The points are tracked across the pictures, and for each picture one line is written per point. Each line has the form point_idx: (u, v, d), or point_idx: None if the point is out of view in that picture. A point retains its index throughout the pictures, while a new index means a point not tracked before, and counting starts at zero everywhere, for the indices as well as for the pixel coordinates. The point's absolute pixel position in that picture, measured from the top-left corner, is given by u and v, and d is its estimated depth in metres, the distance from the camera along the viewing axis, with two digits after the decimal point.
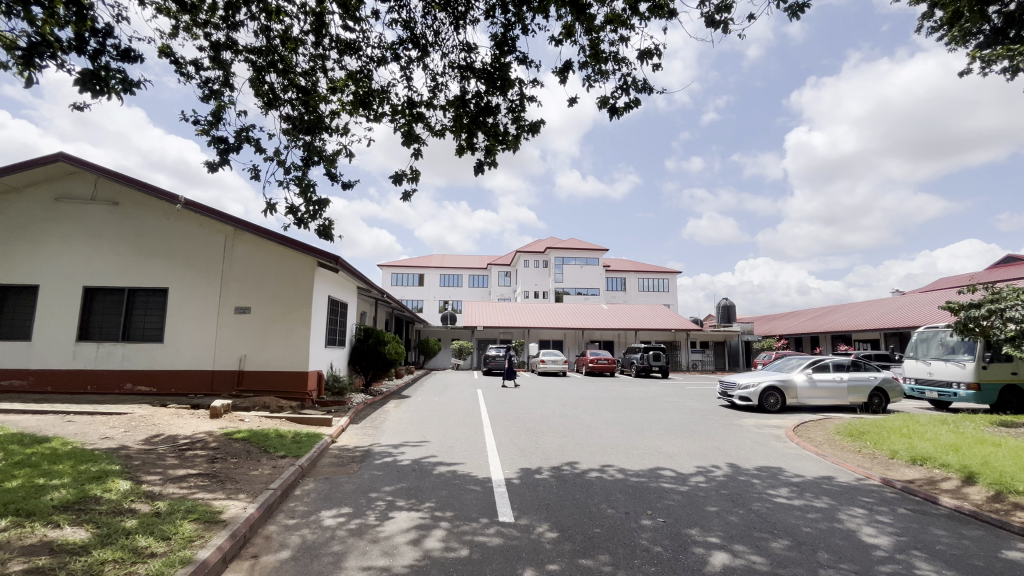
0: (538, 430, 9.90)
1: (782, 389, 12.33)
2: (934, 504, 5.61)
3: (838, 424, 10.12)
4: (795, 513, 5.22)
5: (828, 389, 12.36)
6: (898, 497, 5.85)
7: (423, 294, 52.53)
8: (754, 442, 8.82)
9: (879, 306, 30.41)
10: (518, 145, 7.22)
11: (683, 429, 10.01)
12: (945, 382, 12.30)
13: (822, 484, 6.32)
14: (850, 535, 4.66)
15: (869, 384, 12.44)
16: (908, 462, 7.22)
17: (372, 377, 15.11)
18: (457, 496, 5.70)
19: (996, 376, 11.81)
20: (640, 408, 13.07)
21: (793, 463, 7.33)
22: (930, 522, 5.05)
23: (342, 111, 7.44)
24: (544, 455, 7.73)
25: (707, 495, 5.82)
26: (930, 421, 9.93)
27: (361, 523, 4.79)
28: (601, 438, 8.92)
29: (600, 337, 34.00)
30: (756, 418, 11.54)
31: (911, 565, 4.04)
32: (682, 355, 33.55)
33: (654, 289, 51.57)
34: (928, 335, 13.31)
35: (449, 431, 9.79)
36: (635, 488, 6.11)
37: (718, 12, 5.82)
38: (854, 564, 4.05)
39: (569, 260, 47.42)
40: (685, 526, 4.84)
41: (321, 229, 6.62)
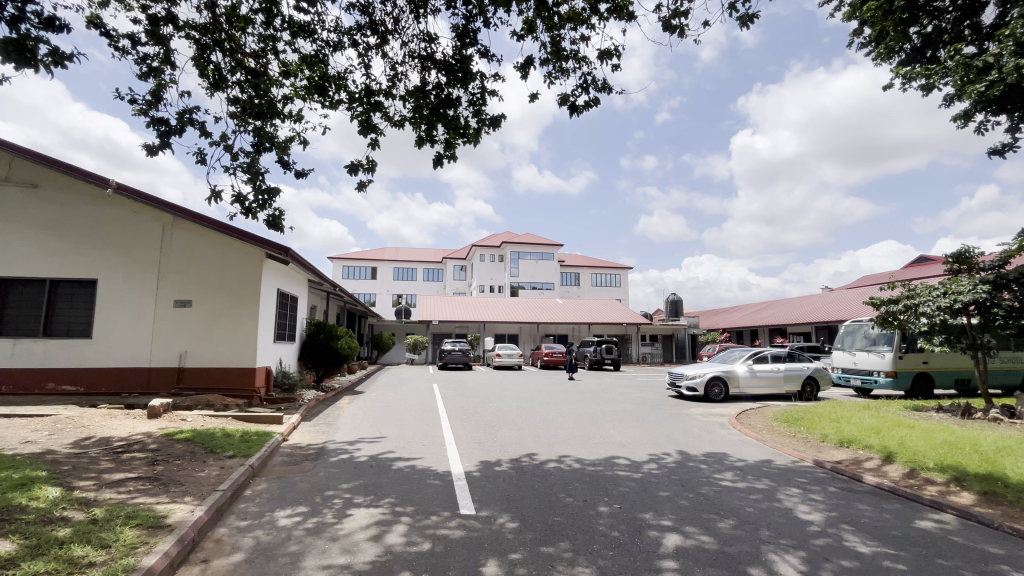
0: (495, 423, 9.96)
1: (725, 379, 13.06)
2: (859, 482, 6.16)
3: (776, 411, 10.80)
4: (740, 494, 5.57)
5: (766, 379, 13.20)
6: (828, 476, 6.38)
7: (376, 287, 51.48)
8: (701, 430, 9.29)
9: (810, 301, 32.61)
10: (478, 139, 7.24)
11: (635, 419, 10.36)
12: (868, 371, 13.44)
13: (762, 467, 6.78)
14: (788, 513, 5.04)
15: (803, 374, 13.38)
16: (836, 444, 7.87)
17: (325, 373, 14.66)
18: (417, 491, 5.67)
19: (910, 365, 13.01)
20: (594, 400, 13.41)
21: (736, 449, 7.79)
22: (855, 498, 5.54)
23: (295, 96, 7.16)
24: (502, 448, 7.79)
25: (659, 481, 6.10)
26: (855, 407, 10.81)
27: (319, 522, 4.67)
28: (557, 430, 9.11)
29: (554, 331, 34.52)
30: (702, 407, 12.14)
31: (841, 538, 4.43)
32: (633, 348, 34.69)
33: (606, 285, 52.72)
34: (853, 328, 14.48)
35: (406, 426, 9.65)
36: (592, 476, 6.31)
37: (674, 16, 6.08)
38: (792, 539, 4.40)
39: (525, 256, 47.77)
40: (640, 511, 5.06)
41: (270, 220, 6.35)
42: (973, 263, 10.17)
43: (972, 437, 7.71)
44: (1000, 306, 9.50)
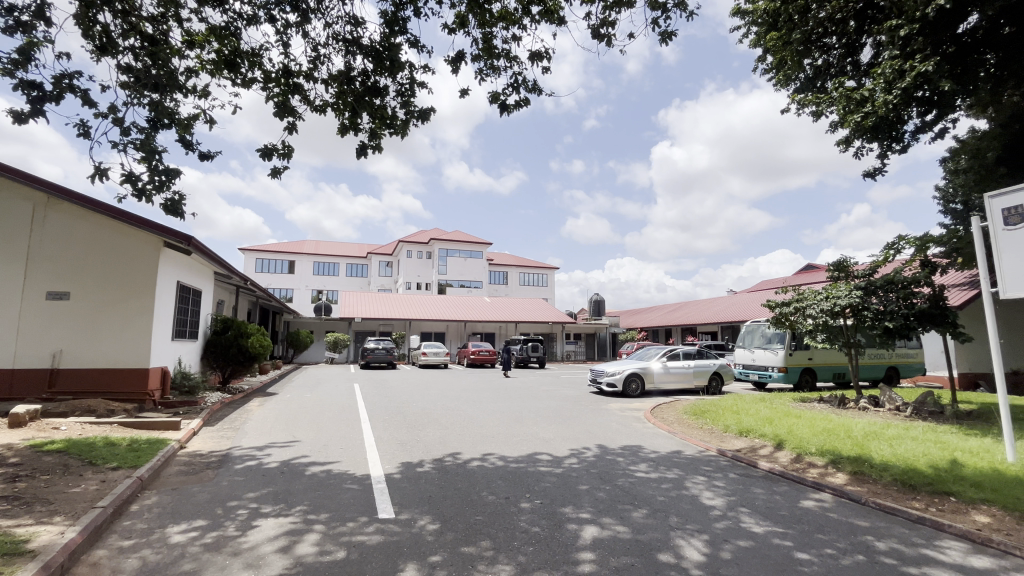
0: (419, 423, 9.75)
1: (642, 375, 13.79)
2: (754, 468, 6.76)
3: (686, 405, 11.59)
4: (652, 485, 5.89)
5: (678, 374, 14.12)
6: (729, 464, 6.94)
7: (294, 282, 48.51)
8: (618, 424, 9.73)
9: (717, 303, 35.39)
10: (406, 131, 7.04)
11: (558, 415, 10.63)
12: (764, 366, 14.84)
13: (673, 457, 7.23)
14: (694, 499, 5.41)
15: (709, 370, 14.48)
16: (736, 434, 8.58)
17: (232, 374, 13.49)
18: (332, 497, 5.39)
19: (798, 361, 14.54)
20: (519, 397, 13.59)
21: (650, 441, 8.24)
22: (751, 482, 6.07)
23: (201, 70, 6.52)
24: (425, 448, 7.64)
25: (579, 475, 6.29)
26: (753, 399, 11.88)
27: (219, 536, 4.28)
28: (481, 428, 9.11)
29: (481, 330, 34.55)
30: (620, 402, 12.72)
31: (739, 520, 4.82)
32: (557, 346, 35.65)
33: (533, 284, 53.63)
34: (753, 327, 15.93)
35: (323, 428, 9.16)
36: (514, 473, 6.37)
37: (603, 26, 6.33)
38: (697, 524, 4.71)
39: (453, 253, 47.34)
40: (560, 505, 5.17)
41: (167, 204, 5.71)
42: (849, 271, 11.53)
43: (846, 425, 8.76)
44: (870, 309, 10.87)
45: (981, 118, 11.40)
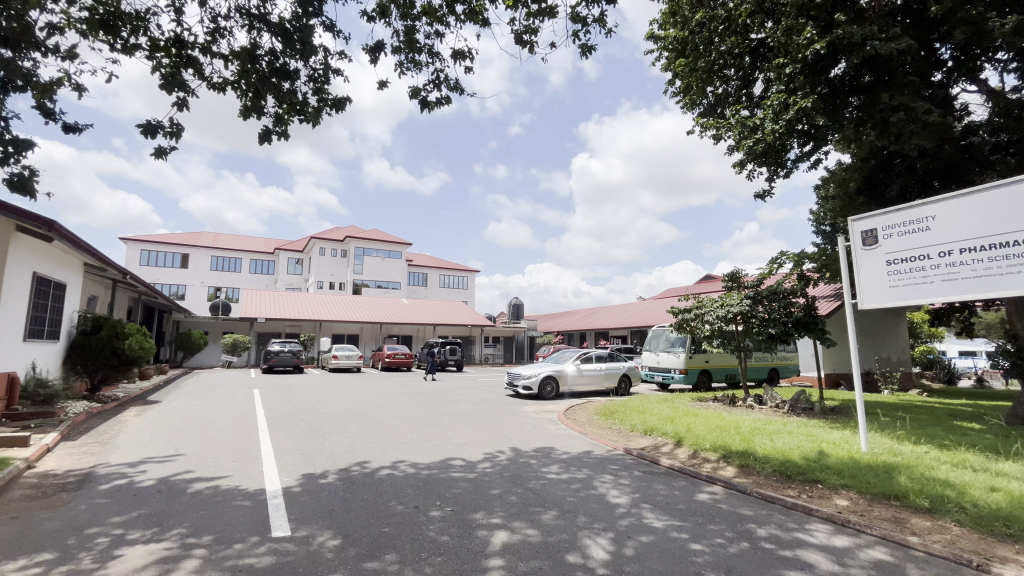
0: (325, 430, 9.16)
1: (556, 378, 14.13)
2: (656, 464, 7.15)
3: (597, 406, 12.05)
4: (562, 486, 6.00)
5: (590, 377, 14.66)
6: (634, 462, 7.29)
7: (187, 278, 43.80)
8: (532, 426, 9.86)
9: (628, 309, 37.45)
10: (318, 120, 6.59)
11: (473, 419, 10.54)
12: (667, 368, 15.91)
13: (582, 457, 7.44)
14: (601, 498, 5.58)
15: (619, 372, 15.20)
16: (641, 432, 9.05)
17: (103, 381, 11.78)
18: (218, 516, 4.84)
19: (697, 363, 15.76)
20: (435, 401, 13.32)
21: (562, 442, 8.43)
22: (653, 479, 6.41)
23: (69, 27, 5.61)
24: (330, 458, 7.17)
25: (491, 479, 6.24)
26: (657, 400, 12.65)
27: (69, 571, 3.65)
28: (393, 434, 8.76)
29: (398, 332, 33.57)
30: (535, 405, 12.92)
31: (641, 516, 5.05)
32: (476, 349, 35.60)
33: (453, 286, 53.14)
34: (658, 332, 17.02)
35: (212, 440, 8.27)
36: (425, 481, 6.17)
37: (526, 32, 6.41)
38: (602, 522, 4.86)
39: (370, 252, 45.57)
40: (471, 511, 5.08)
41: (14, 180, 4.82)
42: (740, 282, 12.73)
43: (735, 422, 9.60)
44: (757, 316, 11.92)
45: (846, 152, 13.18)
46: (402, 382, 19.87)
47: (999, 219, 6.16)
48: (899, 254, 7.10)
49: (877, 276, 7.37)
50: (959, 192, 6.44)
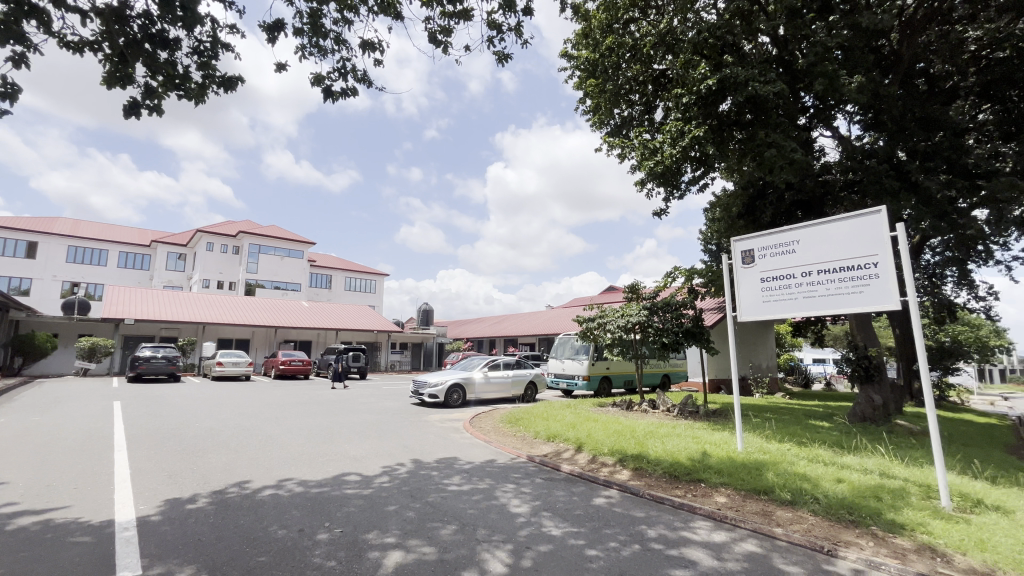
0: (199, 447, 8.12)
1: (463, 386, 13.94)
2: (557, 471, 7.27)
3: (503, 414, 12.07)
4: (463, 498, 5.84)
5: (497, 384, 14.68)
6: (536, 469, 7.34)
7: (31, 270, 37.05)
8: (436, 436, 9.58)
9: (536, 317, 38.41)
10: (202, 98, 5.88)
11: (373, 430, 10.01)
12: (571, 375, 16.46)
13: (485, 467, 7.35)
14: (502, 508, 5.51)
15: (525, 379, 15.41)
16: (544, 439, 9.18)
17: None
18: (45, 558, 4.00)
19: (599, 370, 16.48)
20: (332, 412, 12.48)
21: (465, 452, 8.27)
22: (554, 486, 6.49)
23: None
24: (202, 479, 6.35)
25: (389, 495, 5.90)
26: (561, 406, 12.99)
27: None
28: (281, 450, 8.01)
29: (296, 337, 31.25)
30: (440, 413, 12.62)
31: (540, 525, 5.05)
32: (382, 356, 34.21)
33: (360, 290, 50.74)
34: (564, 340, 17.58)
35: (49, 463, 6.94)
36: (314, 500, 5.67)
37: (441, 33, 6.28)
38: (502, 534, 4.78)
39: (268, 250, 42.06)
40: (363, 531, 4.73)
41: None
42: (639, 294, 13.57)
43: (631, 426, 10.12)
44: (653, 326, 12.80)
45: (730, 180, 14.69)
46: (297, 391, 18.41)
47: (843, 247, 7.05)
48: (770, 273, 7.99)
49: (753, 293, 8.22)
50: (816, 221, 7.34)
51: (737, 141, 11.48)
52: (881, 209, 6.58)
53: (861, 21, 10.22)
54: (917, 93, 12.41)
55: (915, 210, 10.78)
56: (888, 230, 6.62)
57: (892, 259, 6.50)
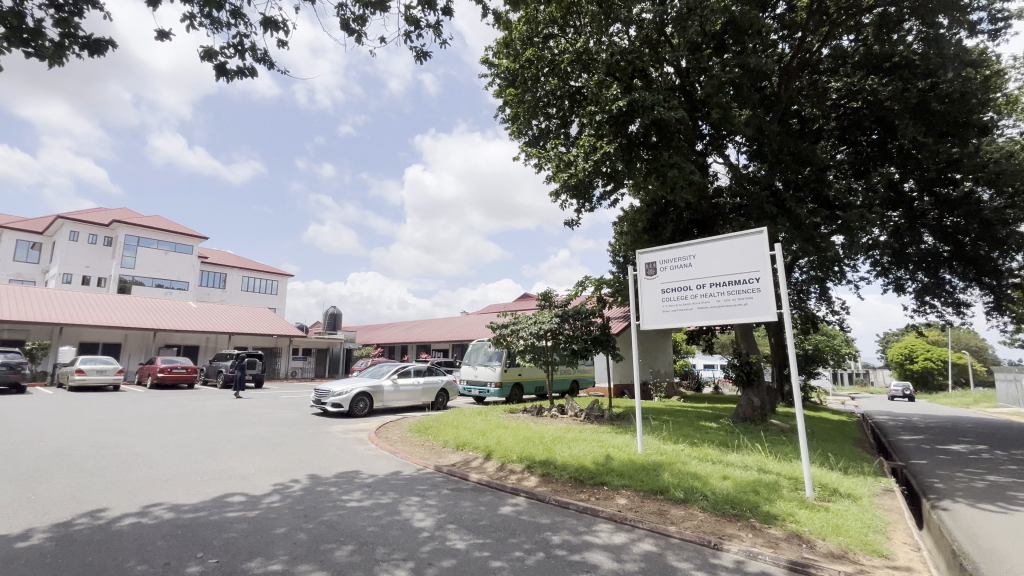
0: (43, 471, 6.87)
1: (371, 394, 13.28)
2: (465, 480, 7.11)
3: (412, 422, 11.67)
4: (363, 514, 5.46)
5: (407, 392, 14.19)
6: (443, 480, 7.13)
7: None
8: (338, 448, 8.97)
9: (450, 323, 37.98)
10: (61, 61, 5.01)
11: (266, 444, 9.15)
12: (484, 382, 16.41)
13: (389, 480, 6.98)
14: (404, 524, 5.23)
15: (437, 386, 15.06)
16: (454, 448, 8.99)
17: None
18: None
19: (511, 377, 16.59)
20: (219, 424, 11.25)
21: (369, 465, 7.82)
22: (461, 496, 6.32)
23: None
24: (44, 510, 5.36)
25: (278, 516, 5.36)
26: (472, 413, 12.85)
27: None
28: (152, 470, 7.03)
29: (179, 341, 27.99)
30: (344, 423, 11.88)
31: (445, 538, 4.86)
32: (282, 362, 31.69)
33: (260, 290, 46.76)
34: (478, 346, 17.50)
35: None
36: (187, 527, 4.98)
37: (354, 21, 5.96)
38: (403, 551, 4.52)
39: (149, 243, 37.32)
40: (244, 560, 4.22)
41: None
42: (551, 301, 13.90)
43: (540, 432, 10.25)
44: (563, 333, 13.16)
45: (637, 197, 15.65)
46: (177, 402, 16.40)
47: (731, 263, 7.74)
48: (670, 284, 8.54)
49: (654, 302, 8.74)
50: (709, 238, 7.99)
51: (643, 160, 12.08)
52: (761, 229, 7.30)
53: (749, 61, 11.35)
54: (792, 130, 14.08)
55: (789, 234, 12.20)
56: (767, 249, 7.35)
57: (771, 274, 7.23)
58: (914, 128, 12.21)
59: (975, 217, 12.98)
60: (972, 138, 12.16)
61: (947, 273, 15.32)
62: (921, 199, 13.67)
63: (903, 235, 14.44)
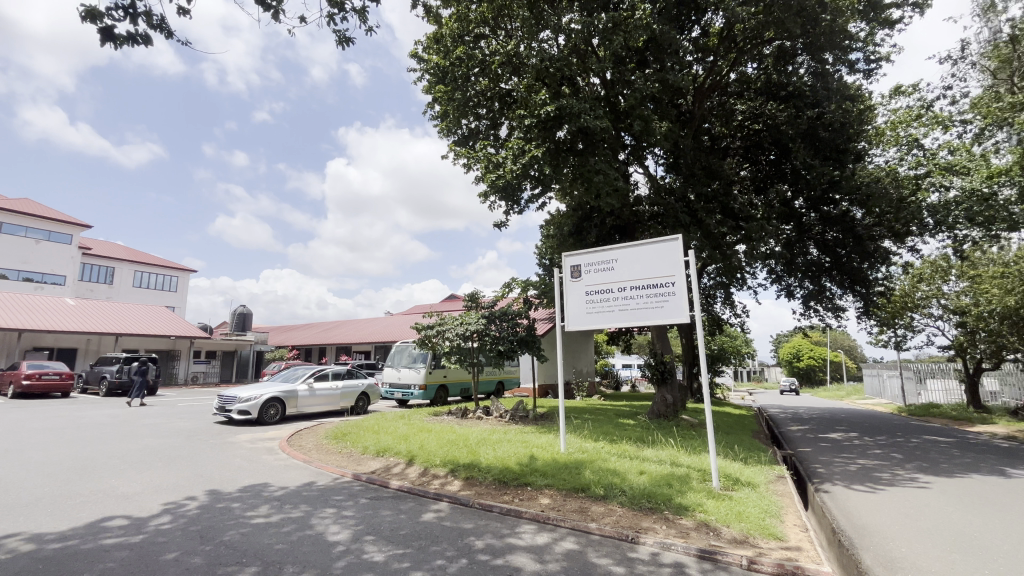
0: None
1: (283, 400, 12.38)
2: (386, 488, 6.82)
3: (328, 428, 11.03)
4: (271, 531, 5.03)
5: (324, 397, 13.41)
6: (361, 488, 6.78)
7: None
8: (243, 460, 8.23)
9: (373, 324, 36.62)
10: None
11: (157, 458, 8.17)
12: (408, 385, 15.97)
13: (302, 491, 6.51)
14: (317, 538, 4.89)
15: (357, 390, 14.39)
16: (374, 454, 8.60)
17: None
18: None
19: (436, 379, 16.28)
20: (99, 437, 9.91)
21: (279, 476, 7.25)
22: (380, 505, 6.04)
23: None
24: None
25: (169, 539, 4.77)
26: (394, 417, 12.42)
27: None
28: (7, 495, 5.99)
29: (52, 344, 24.43)
30: (252, 432, 10.96)
31: (361, 551, 4.60)
32: (181, 366, 28.70)
33: (156, 287, 42.08)
34: (401, 347, 16.99)
35: None
36: (51, 559, 4.27)
37: None
38: (315, 568, 4.20)
39: (14, 229, 32.20)
40: None
41: None
42: (478, 303, 13.82)
43: (465, 434, 10.12)
44: (489, 334, 13.13)
45: (564, 202, 16.03)
46: (45, 413, 14.21)
47: (650, 268, 8.14)
48: (594, 286, 8.79)
49: (578, 304, 8.97)
50: (630, 243, 8.34)
51: (570, 166, 12.24)
52: (677, 236, 7.75)
53: (668, 78, 12.04)
54: (704, 146, 15.15)
55: (700, 242, 13.09)
56: (681, 255, 7.82)
57: (685, 279, 7.71)
58: (805, 152, 13.66)
59: (850, 233, 14.77)
60: (849, 163, 13.83)
61: (827, 281, 17.29)
62: (809, 215, 15.29)
63: (794, 247, 16.08)
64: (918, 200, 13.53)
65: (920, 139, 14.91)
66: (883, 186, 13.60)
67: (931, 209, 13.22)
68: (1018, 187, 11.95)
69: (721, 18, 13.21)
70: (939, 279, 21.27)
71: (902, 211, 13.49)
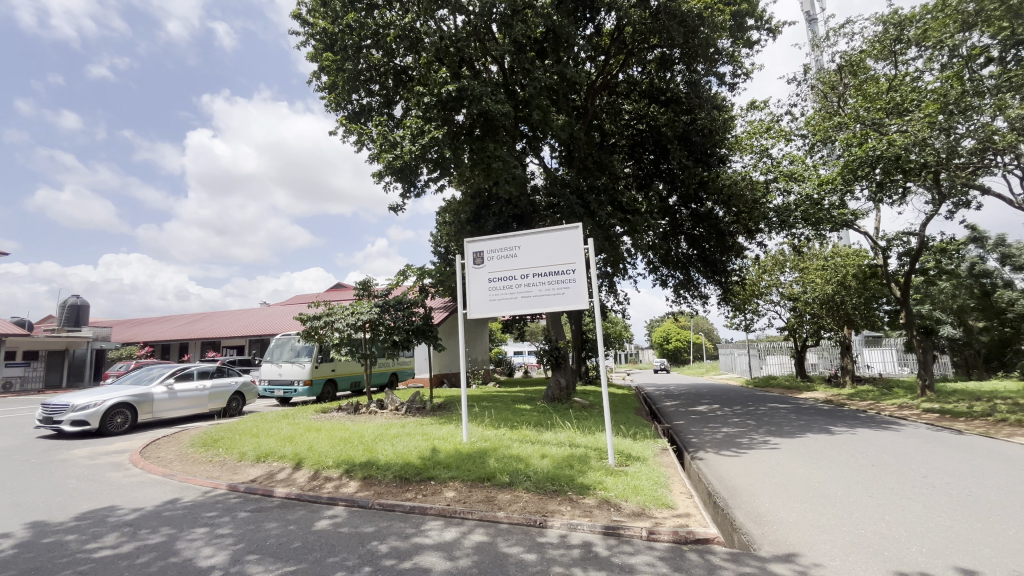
0: None
1: (134, 405, 10.52)
2: (270, 498, 6.07)
3: (194, 435, 9.62)
4: (122, 565, 4.15)
5: (188, 399, 11.67)
6: (240, 501, 5.96)
7: None
8: (79, 481, 6.78)
9: (246, 315, 32.97)
10: None
11: None
12: (290, 381, 14.58)
13: (162, 512, 5.53)
14: (186, 566, 4.14)
15: (229, 390, 12.77)
16: (253, 460, 7.65)
17: None
18: None
19: (323, 373, 15.10)
20: None
21: (131, 496, 6.09)
22: (264, 518, 5.34)
23: None
24: None
25: None
26: (275, 417, 11.25)
27: None
28: None
29: None
30: (91, 445, 9.14)
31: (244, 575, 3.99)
32: None
33: None
34: (282, 340, 15.46)
35: None
36: None
37: None
38: None
39: None
40: None
41: None
42: (371, 291, 13.02)
43: (359, 431, 9.49)
44: (384, 324, 12.46)
45: (460, 188, 15.72)
46: None
47: (551, 256, 8.28)
48: (497, 274, 8.70)
49: (480, 292, 8.83)
50: (532, 231, 8.40)
51: (468, 152, 12.00)
52: (576, 226, 7.98)
53: (565, 72, 12.32)
54: (595, 142, 15.86)
55: (592, 233, 13.73)
56: (581, 244, 8.08)
57: (584, 266, 7.98)
58: (681, 153, 14.98)
59: (714, 229, 16.55)
60: (715, 166, 15.50)
61: (694, 272, 19.29)
62: (682, 211, 16.85)
63: (669, 240, 17.63)
64: (767, 202, 15.59)
65: (768, 149, 17.21)
66: (741, 189, 15.36)
67: (776, 211, 15.31)
68: (839, 194, 14.26)
69: (612, 20, 13.81)
70: (777, 271, 24.95)
71: (754, 212, 15.49)
